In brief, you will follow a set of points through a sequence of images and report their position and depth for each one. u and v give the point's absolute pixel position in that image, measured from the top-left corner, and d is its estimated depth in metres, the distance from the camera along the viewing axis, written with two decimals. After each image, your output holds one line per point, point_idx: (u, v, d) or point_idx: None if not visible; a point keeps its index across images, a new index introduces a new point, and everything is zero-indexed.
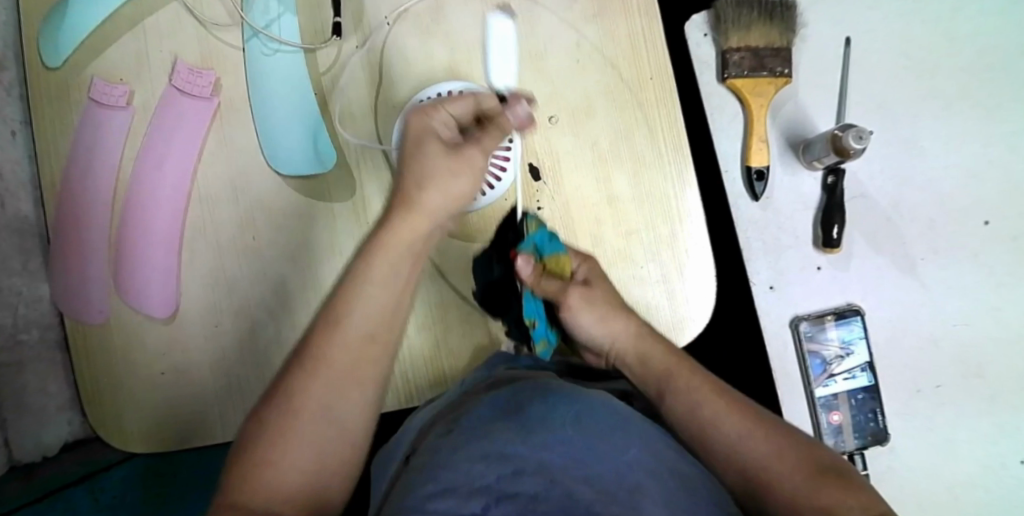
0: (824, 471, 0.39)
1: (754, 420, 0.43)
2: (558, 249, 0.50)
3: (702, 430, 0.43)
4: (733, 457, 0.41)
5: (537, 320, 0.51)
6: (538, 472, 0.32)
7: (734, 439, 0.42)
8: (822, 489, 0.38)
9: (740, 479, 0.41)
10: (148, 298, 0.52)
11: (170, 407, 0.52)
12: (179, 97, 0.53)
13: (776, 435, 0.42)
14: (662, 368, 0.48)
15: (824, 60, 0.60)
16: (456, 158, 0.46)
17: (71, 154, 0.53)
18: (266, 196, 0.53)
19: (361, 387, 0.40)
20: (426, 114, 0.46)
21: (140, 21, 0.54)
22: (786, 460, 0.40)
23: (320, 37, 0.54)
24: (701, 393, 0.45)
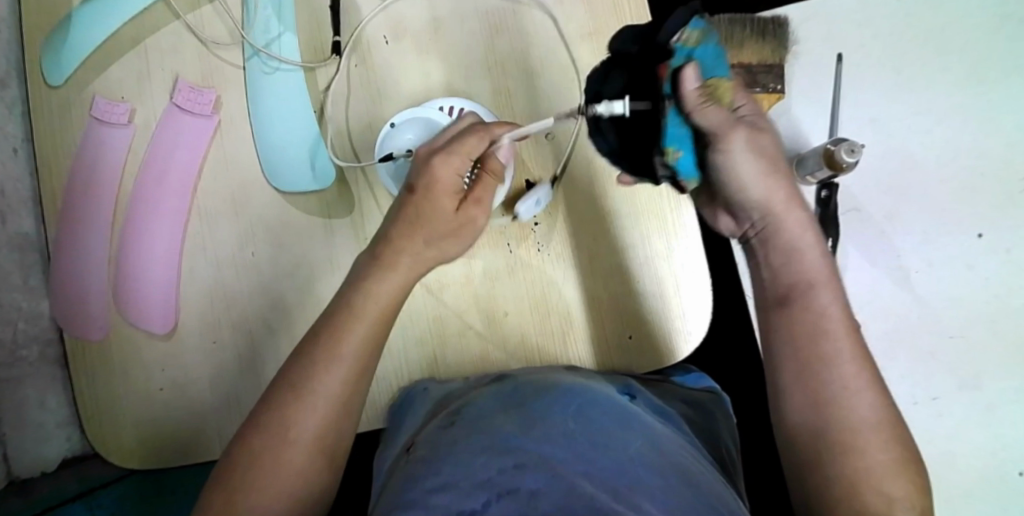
0: (907, 461, 0.35)
1: (871, 382, 0.37)
2: (721, 73, 0.40)
3: (813, 365, 0.38)
4: (831, 401, 0.36)
5: (680, 151, 0.40)
6: (540, 464, 0.32)
7: (842, 388, 0.36)
8: (894, 478, 0.34)
9: (818, 425, 0.36)
10: (147, 315, 0.52)
11: (166, 422, 0.52)
12: (180, 115, 0.54)
13: (884, 405, 0.36)
14: (796, 280, 0.41)
15: (816, 77, 0.62)
16: (462, 217, 0.43)
17: (72, 171, 0.54)
18: (265, 211, 0.53)
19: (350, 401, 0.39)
20: (453, 166, 0.41)
21: (141, 40, 0.55)
22: (879, 433, 0.35)
23: (319, 55, 0.55)
24: (834, 327, 0.38)
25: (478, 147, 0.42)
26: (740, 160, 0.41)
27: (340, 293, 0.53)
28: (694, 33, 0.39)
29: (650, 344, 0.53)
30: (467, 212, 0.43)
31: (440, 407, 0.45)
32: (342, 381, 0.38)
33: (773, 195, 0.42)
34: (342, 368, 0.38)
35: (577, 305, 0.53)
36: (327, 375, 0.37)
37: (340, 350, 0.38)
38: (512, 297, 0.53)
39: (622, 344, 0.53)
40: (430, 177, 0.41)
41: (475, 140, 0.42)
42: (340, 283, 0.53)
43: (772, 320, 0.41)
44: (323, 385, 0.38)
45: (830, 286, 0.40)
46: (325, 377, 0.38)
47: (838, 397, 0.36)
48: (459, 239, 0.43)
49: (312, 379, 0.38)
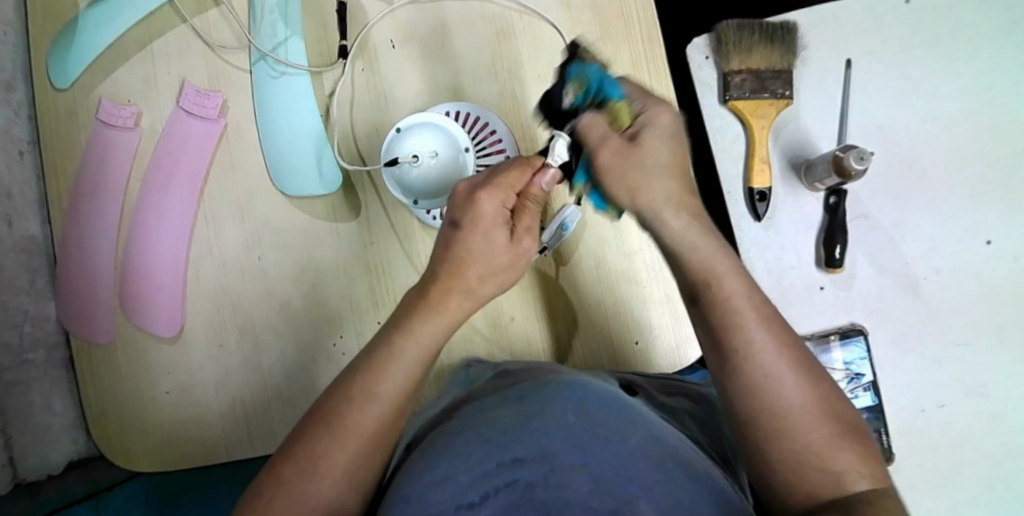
0: (847, 427, 0.35)
1: (789, 352, 0.36)
2: (614, 95, 0.42)
3: (733, 356, 0.36)
4: (758, 391, 0.35)
5: (586, 187, 0.44)
6: (537, 458, 0.32)
7: (766, 373, 0.35)
8: (841, 450, 0.33)
9: (750, 415, 0.35)
10: (154, 318, 0.53)
11: (173, 426, 0.52)
12: (186, 118, 0.54)
13: (809, 378, 0.36)
14: (706, 273, 0.39)
15: (825, 82, 0.61)
16: (516, 250, 0.42)
17: (78, 174, 0.54)
18: (270, 214, 0.53)
19: (397, 419, 0.38)
20: (499, 199, 0.41)
21: (149, 44, 0.55)
22: (812, 412, 0.34)
23: (325, 58, 0.55)
24: (743, 308, 0.37)
25: (522, 178, 0.42)
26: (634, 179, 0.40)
27: (347, 297, 0.53)
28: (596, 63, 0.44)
29: (655, 346, 0.53)
30: (520, 242, 0.42)
31: (447, 406, 0.44)
32: (387, 409, 0.37)
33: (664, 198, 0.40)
34: (387, 394, 0.38)
35: (580, 307, 0.53)
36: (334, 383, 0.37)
37: None
38: (518, 302, 0.53)
39: (626, 347, 0.53)
40: (475, 210, 0.41)
41: (519, 170, 0.42)
42: (348, 288, 0.53)
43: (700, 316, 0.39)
44: (362, 416, 0.37)
45: (735, 270, 0.39)
46: (364, 410, 0.37)
47: (767, 384, 0.35)
48: (509, 271, 0.42)
49: (354, 406, 0.37)
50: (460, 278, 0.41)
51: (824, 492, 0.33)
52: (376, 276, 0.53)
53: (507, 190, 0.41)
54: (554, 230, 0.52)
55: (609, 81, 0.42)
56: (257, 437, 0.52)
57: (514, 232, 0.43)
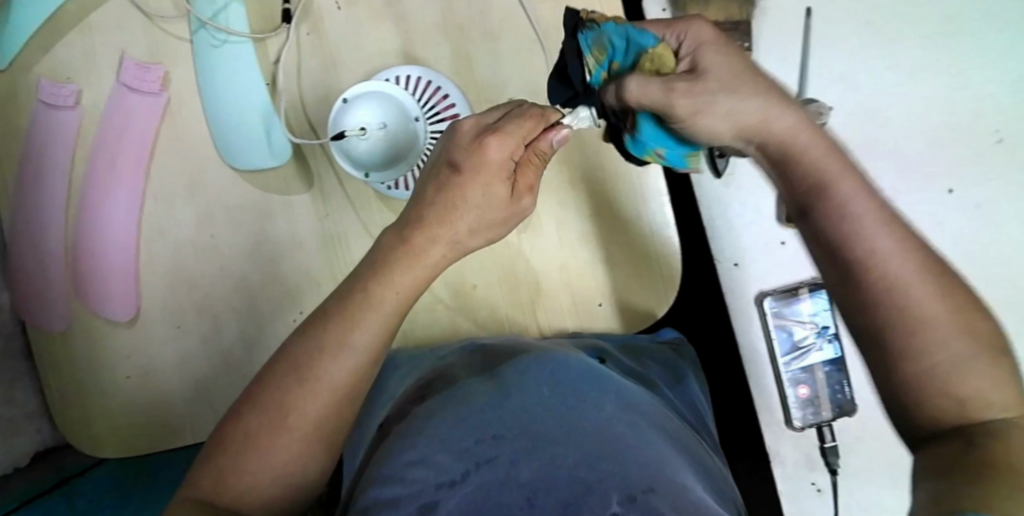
0: (984, 341, 0.29)
1: (926, 264, 0.31)
2: (649, 41, 0.38)
3: (850, 262, 0.31)
4: (885, 301, 0.30)
5: (663, 149, 0.39)
6: (518, 436, 0.32)
7: (897, 280, 0.30)
8: (981, 367, 0.29)
9: (880, 329, 0.31)
10: (108, 302, 0.51)
11: (139, 407, 0.52)
12: (128, 94, 0.52)
13: (952, 291, 0.30)
14: (814, 173, 0.33)
15: (783, 32, 0.59)
16: (514, 208, 0.40)
17: (22, 157, 0.53)
18: (220, 190, 0.52)
19: (364, 375, 0.36)
20: (511, 147, 0.38)
21: (85, 18, 0.53)
22: (951, 320, 0.29)
23: (270, 25, 0.53)
24: (864, 214, 0.32)
25: (535, 129, 0.39)
26: (711, 103, 0.35)
27: (305, 274, 0.52)
28: (595, 51, 0.39)
29: (619, 314, 0.52)
30: (519, 199, 0.40)
31: (418, 383, 0.44)
32: (345, 380, 0.36)
33: (758, 110, 0.35)
34: (346, 366, 0.36)
35: (543, 275, 0.52)
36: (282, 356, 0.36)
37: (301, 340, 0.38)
38: (479, 271, 0.52)
39: (590, 316, 0.52)
40: (488, 151, 0.37)
41: (533, 121, 0.39)
42: (305, 264, 0.52)
43: (807, 229, 0.34)
44: (333, 369, 0.35)
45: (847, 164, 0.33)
46: (332, 364, 0.35)
47: (895, 296, 0.30)
48: (501, 229, 0.40)
49: (314, 372, 0.35)
50: (451, 229, 0.38)
51: (951, 417, 0.29)
52: (333, 250, 0.52)
53: (520, 136, 0.39)
54: None
55: (633, 31, 0.38)
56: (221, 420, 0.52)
57: (515, 188, 0.40)
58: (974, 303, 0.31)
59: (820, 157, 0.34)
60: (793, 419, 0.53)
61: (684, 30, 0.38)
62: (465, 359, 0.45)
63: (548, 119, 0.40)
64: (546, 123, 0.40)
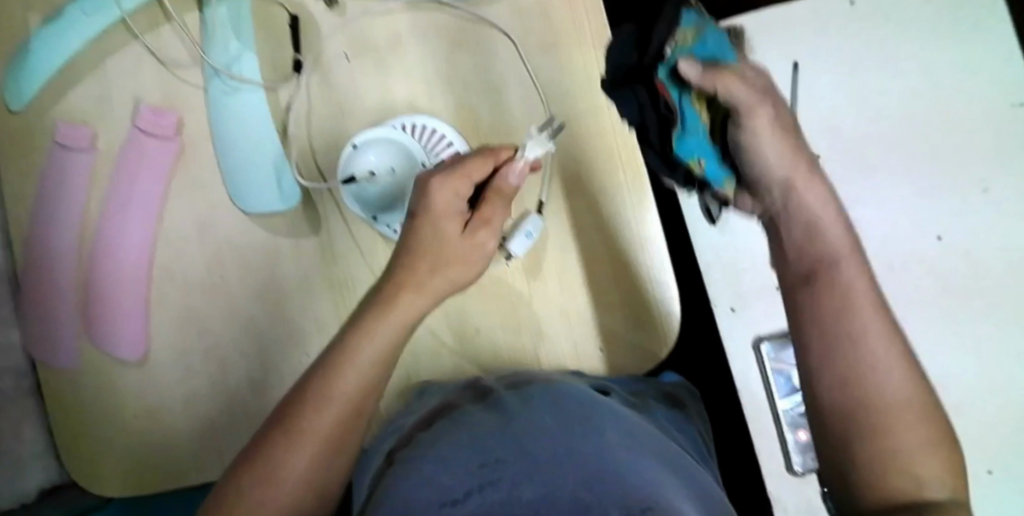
0: (934, 436, 0.33)
1: (900, 355, 0.35)
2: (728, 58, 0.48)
3: (842, 341, 0.35)
4: (859, 379, 0.34)
5: (700, 156, 0.48)
6: (521, 460, 0.32)
7: (877, 364, 0.34)
8: (928, 456, 0.32)
9: (848, 405, 0.33)
10: (117, 342, 0.52)
11: (142, 449, 0.52)
12: (142, 138, 0.54)
13: (914, 382, 0.34)
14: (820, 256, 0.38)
15: (772, 84, 0.61)
16: (470, 242, 0.44)
17: (36, 198, 0.54)
18: (231, 234, 0.53)
19: (350, 426, 0.38)
20: (450, 190, 0.42)
21: (101, 65, 0.55)
22: (912, 411, 0.33)
23: (281, 73, 0.55)
24: (856, 300, 0.36)
25: (484, 167, 0.43)
26: (761, 139, 0.44)
27: (312, 315, 0.53)
28: (685, 36, 0.48)
29: (618, 357, 0.53)
30: (475, 233, 0.44)
31: (427, 414, 0.45)
32: (358, 390, 0.39)
33: (785, 175, 0.43)
34: (357, 378, 0.39)
35: (546, 317, 0.53)
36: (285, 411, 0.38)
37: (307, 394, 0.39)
38: (483, 314, 0.53)
39: (591, 358, 0.53)
40: (427, 200, 0.42)
41: (484, 161, 0.43)
42: (312, 306, 0.53)
43: (794, 302, 0.38)
44: (319, 421, 0.37)
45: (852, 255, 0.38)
46: (318, 418, 0.37)
47: (867, 376, 0.33)
48: (467, 267, 0.44)
49: (331, 385, 0.38)
50: (414, 275, 0.42)
51: (901, 496, 0.31)
52: (339, 293, 0.53)
53: (468, 178, 0.43)
54: (521, 240, 0.51)
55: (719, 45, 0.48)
56: (226, 459, 0.52)
57: (472, 225, 0.44)
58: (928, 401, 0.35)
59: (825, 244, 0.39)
60: (794, 465, 0.58)
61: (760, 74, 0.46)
62: (469, 395, 0.45)
63: (500, 157, 0.44)
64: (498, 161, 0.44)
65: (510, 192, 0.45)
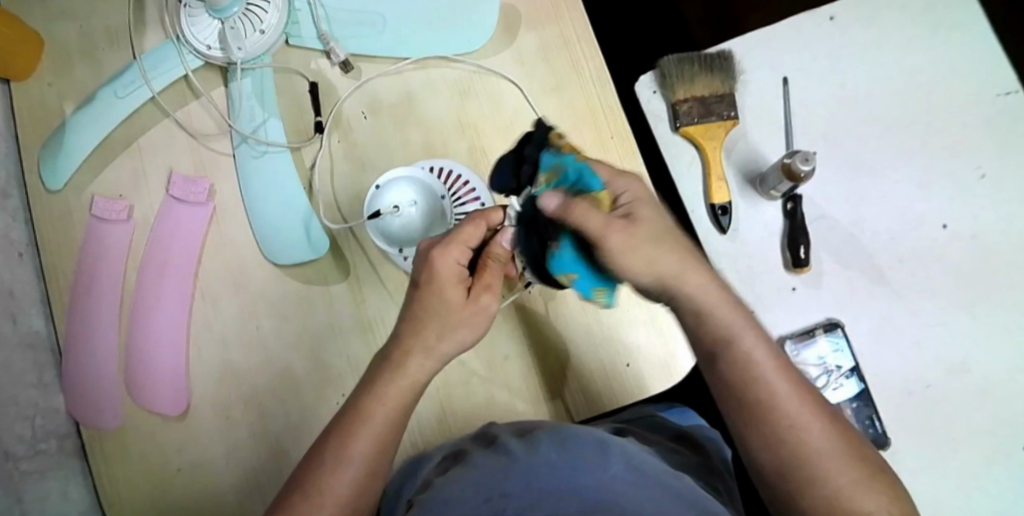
0: (865, 468, 0.40)
1: (814, 408, 0.41)
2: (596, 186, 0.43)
3: (756, 409, 0.41)
4: (783, 440, 0.40)
5: (575, 276, 0.44)
6: (527, 493, 0.35)
7: (792, 422, 0.40)
8: (861, 488, 0.39)
9: (778, 462, 0.40)
10: (160, 400, 0.54)
11: (186, 507, 0.53)
12: (177, 205, 0.57)
13: (831, 427, 0.41)
14: (722, 334, 0.43)
15: (765, 101, 0.63)
16: (475, 307, 0.45)
17: (77, 269, 0.57)
18: (265, 286, 0.56)
19: (369, 481, 0.42)
20: (451, 258, 0.44)
21: (137, 142, 0.59)
22: (837, 455, 0.40)
23: (303, 134, 0.58)
24: (765, 368, 0.42)
25: (478, 234, 0.45)
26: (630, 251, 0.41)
27: (345, 358, 0.55)
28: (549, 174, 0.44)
29: (643, 371, 0.54)
30: (478, 298, 0.45)
31: (446, 459, 0.45)
32: (370, 447, 0.42)
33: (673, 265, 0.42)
34: (370, 435, 0.42)
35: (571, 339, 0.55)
36: (311, 473, 0.41)
37: (337, 446, 0.42)
38: (510, 342, 0.55)
39: (617, 374, 0.54)
40: (431, 269, 0.44)
41: (478, 227, 0.44)
42: (344, 348, 0.55)
43: (715, 376, 0.44)
44: (336, 481, 0.41)
45: (749, 322, 0.44)
46: (335, 478, 0.41)
47: (789, 433, 0.40)
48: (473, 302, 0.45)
49: (346, 446, 0.42)
50: (435, 312, 0.44)
51: None
52: (371, 334, 0.55)
53: (466, 245, 0.44)
54: None
55: (587, 172, 0.44)
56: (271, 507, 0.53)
57: (473, 290, 0.45)
58: (850, 431, 0.42)
59: (726, 311, 0.43)
60: None
61: (624, 184, 0.44)
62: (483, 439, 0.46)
63: (495, 220, 0.46)
64: (490, 227, 0.46)
65: (505, 256, 0.47)
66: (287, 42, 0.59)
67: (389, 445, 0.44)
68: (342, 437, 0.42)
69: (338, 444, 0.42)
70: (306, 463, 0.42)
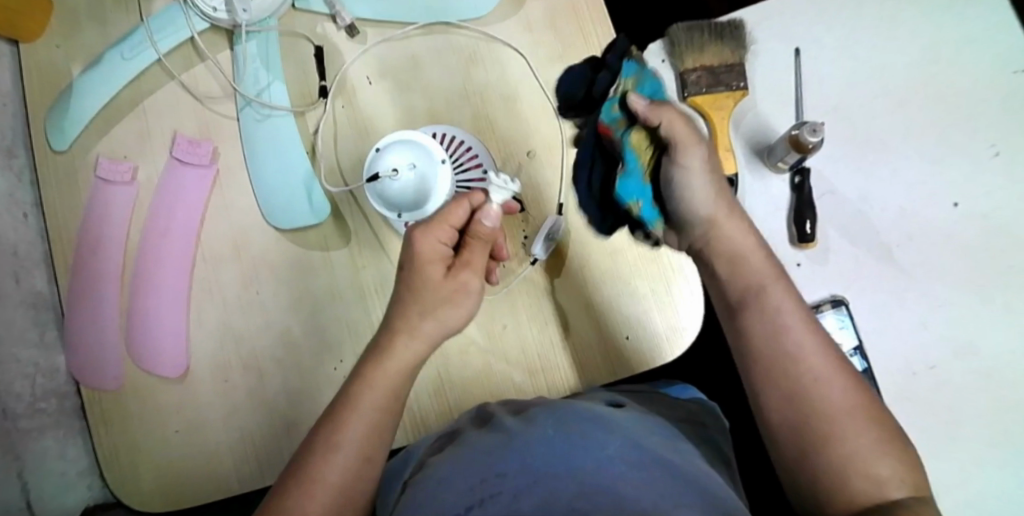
0: (890, 438, 0.36)
1: (839, 370, 0.39)
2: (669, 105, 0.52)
3: (781, 361, 0.40)
4: (803, 394, 0.38)
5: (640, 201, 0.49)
6: (521, 472, 0.34)
7: (812, 376, 0.38)
8: (879, 457, 0.35)
9: (794, 420, 0.38)
10: (160, 361, 0.54)
11: (185, 467, 0.53)
12: (180, 167, 0.57)
13: (854, 389, 0.38)
14: (750, 286, 0.43)
15: (777, 72, 0.62)
16: (454, 286, 0.44)
17: (80, 229, 0.57)
18: (266, 250, 0.56)
19: (365, 470, 0.40)
20: (435, 235, 0.44)
21: (141, 104, 0.58)
22: (858, 416, 0.37)
23: (307, 99, 0.58)
24: (791, 324, 0.41)
25: (460, 214, 0.44)
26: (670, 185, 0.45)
27: (345, 323, 0.55)
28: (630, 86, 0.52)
29: (643, 345, 0.54)
30: (458, 275, 0.45)
31: (443, 442, 0.43)
32: (362, 433, 0.40)
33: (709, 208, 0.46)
34: (363, 419, 0.41)
35: (572, 313, 0.55)
36: (304, 462, 0.39)
37: (331, 431, 0.40)
38: (510, 312, 0.54)
39: (616, 350, 0.54)
40: (412, 249, 0.44)
41: (459, 208, 0.44)
42: (344, 313, 0.55)
43: (735, 328, 0.43)
44: (326, 469, 0.39)
45: (778, 279, 0.43)
46: (327, 466, 0.39)
47: (808, 388, 0.38)
48: (462, 273, 0.45)
49: (338, 432, 0.40)
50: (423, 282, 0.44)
51: (862, 495, 0.35)
52: (369, 300, 0.55)
53: (448, 226, 0.44)
54: (543, 243, 0.55)
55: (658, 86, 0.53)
56: (268, 468, 0.53)
57: (454, 269, 0.45)
58: (876, 402, 0.39)
59: (756, 266, 0.44)
60: None
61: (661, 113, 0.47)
62: (478, 421, 0.44)
63: (475, 201, 0.45)
64: (471, 205, 0.45)
65: (489, 236, 0.46)
66: (293, 6, 0.59)
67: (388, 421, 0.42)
68: (338, 424, 0.40)
69: (333, 429, 0.40)
70: (300, 452, 0.40)
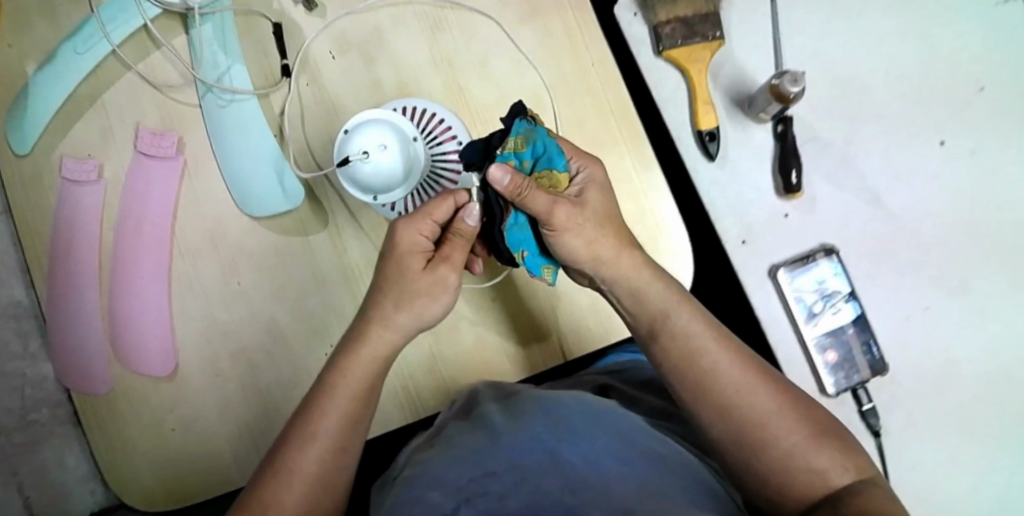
0: (818, 432, 0.41)
1: (757, 376, 0.43)
2: (559, 166, 0.44)
3: (703, 383, 0.43)
4: (732, 409, 0.42)
5: (526, 251, 0.44)
6: (509, 471, 0.36)
7: (734, 390, 0.42)
8: (817, 450, 0.40)
9: (732, 434, 0.42)
10: (147, 360, 0.53)
11: (184, 461, 0.53)
12: (147, 161, 0.55)
13: (776, 391, 0.42)
14: (659, 310, 0.46)
15: (754, 18, 0.60)
16: (433, 279, 0.45)
17: (49, 233, 0.55)
18: (244, 239, 0.55)
19: (340, 459, 0.43)
20: (414, 229, 0.44)
21: (98, 97, 0.56)
22: (786, 417, 0.41)
23: (271, 80, 0.56)
24: (703, 341, 0.44)
25: (442, 210, 0.44)
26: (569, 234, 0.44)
27: (332, 307, 0.55)
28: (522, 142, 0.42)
29: None
30: (436, 269, 0.45)
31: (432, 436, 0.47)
32: (338, 424, 0.43)
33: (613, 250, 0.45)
34: (336, 412, 0.43)
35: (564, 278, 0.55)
36: (285, 452, 0.42)
37: (307, 421, 0.42)
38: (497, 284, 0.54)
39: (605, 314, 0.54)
40: (393, 240, 0.45)
41: (443, 204, 0.44)
42: (330, 298, 0.55)
43: (653, 356, 0.46)
44: (305, 459, 0.41)
45: (685, 302, 0.46)
46: (305, 455, 0.41)
47: (735, 403, 0.42)
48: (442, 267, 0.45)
49: (314, 423, 0.42)
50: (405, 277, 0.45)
51: (808, 488, 0.40)
52: (354, 282, 0.55)
53: (429, 220, 0.44)
54: None
55: (554, 151, 0.44)
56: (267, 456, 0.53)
57: (434, 262, 0.46)
58: (798, 393, 0.43)
59: (663, 295, 0.46)
60: (827, 387, 0.58)
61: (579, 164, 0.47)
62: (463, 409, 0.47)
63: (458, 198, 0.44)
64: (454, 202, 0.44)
65: (470, 234, 0.45)
66: None
67: (364, 414, 0.44)
68: (314, 415, 0.42)
69: (311, 420, 0.42)
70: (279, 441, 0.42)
